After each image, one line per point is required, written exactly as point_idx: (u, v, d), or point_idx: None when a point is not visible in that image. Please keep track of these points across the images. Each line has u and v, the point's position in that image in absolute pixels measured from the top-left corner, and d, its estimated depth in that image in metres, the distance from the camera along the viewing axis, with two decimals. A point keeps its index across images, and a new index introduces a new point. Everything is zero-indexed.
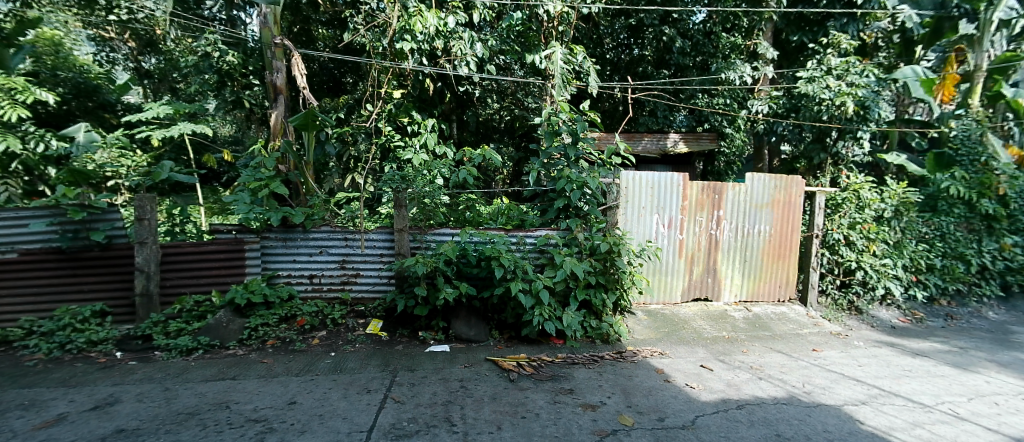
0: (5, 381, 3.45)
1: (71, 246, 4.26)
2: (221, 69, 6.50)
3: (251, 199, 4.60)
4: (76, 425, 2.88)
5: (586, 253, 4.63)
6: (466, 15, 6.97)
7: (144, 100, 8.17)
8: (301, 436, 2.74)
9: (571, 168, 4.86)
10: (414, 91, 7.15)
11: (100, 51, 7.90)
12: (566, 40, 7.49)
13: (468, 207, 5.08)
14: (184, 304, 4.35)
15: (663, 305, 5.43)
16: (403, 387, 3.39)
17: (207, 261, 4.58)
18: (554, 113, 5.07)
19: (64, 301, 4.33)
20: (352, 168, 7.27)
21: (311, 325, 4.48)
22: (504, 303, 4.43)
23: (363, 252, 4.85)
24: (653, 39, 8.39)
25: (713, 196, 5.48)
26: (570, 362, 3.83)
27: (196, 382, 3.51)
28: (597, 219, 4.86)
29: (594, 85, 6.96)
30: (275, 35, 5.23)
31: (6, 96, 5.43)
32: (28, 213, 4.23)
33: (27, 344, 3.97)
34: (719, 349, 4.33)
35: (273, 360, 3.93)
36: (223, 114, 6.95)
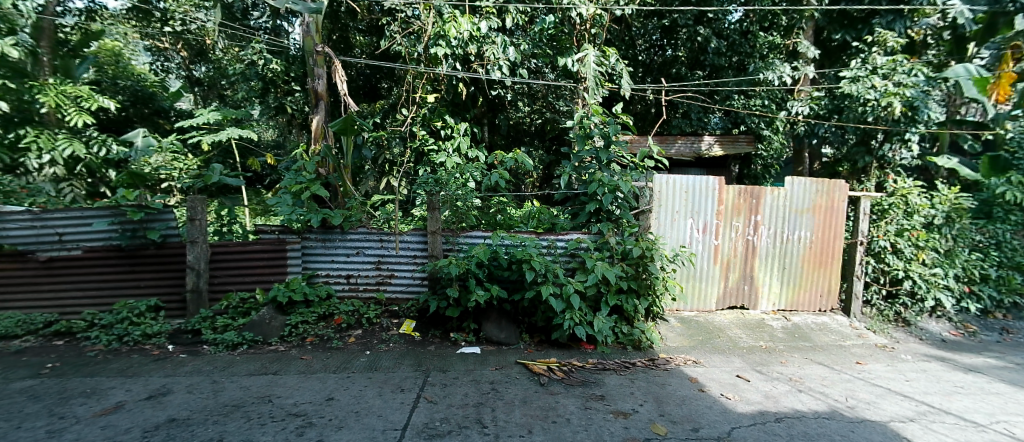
0: (70, 369, 3.70)
1: (129, 244, 4.54)
2: (265, 76, 6.78)
3: (293, 201, 4.81)
4: (133, 414, 3.07)
5: (618, 257, 4.58)
6: (499, 20, 7.04)
7: (195, 106, 8.61)
8: (339, 432, 2.83)
9: (603, 171, 4.84)
10: (448, 95, 7.27)
11: (156, 60, 8.38)
12: (598, 42, 7.52)
13: (500, 210, 5.17)
14: (231, 300, 4.57)
15: (696, 312, 5.35)
16: (436, 388, 3.46)
17: (252, 260, 4.79)
18: (587, 116, 5.10)
19: (121, 295, 4.62)
20: (387, 171, 7.46)
21: (347, 323, 4.62)
22: (535, 306, 4.45)
23: (397, 254, 4.96)
24: (687, 40, 8.22)
25: (750, 201, 5.35)
26: (601, 368, 3.81)
27: (241, 376, 3.67)
28: (630, 223, 4.81)
29: (628, 88, 6.90)
30: (316, 44, 5.47)
31: (73, 103, 5.78)
32: (91, 213, 4.52)
33: (89, 336, 4.25)
34: (755, 358, 4.22)
35: (312, 357, 4.08)
36: (267, 119, 7.25)
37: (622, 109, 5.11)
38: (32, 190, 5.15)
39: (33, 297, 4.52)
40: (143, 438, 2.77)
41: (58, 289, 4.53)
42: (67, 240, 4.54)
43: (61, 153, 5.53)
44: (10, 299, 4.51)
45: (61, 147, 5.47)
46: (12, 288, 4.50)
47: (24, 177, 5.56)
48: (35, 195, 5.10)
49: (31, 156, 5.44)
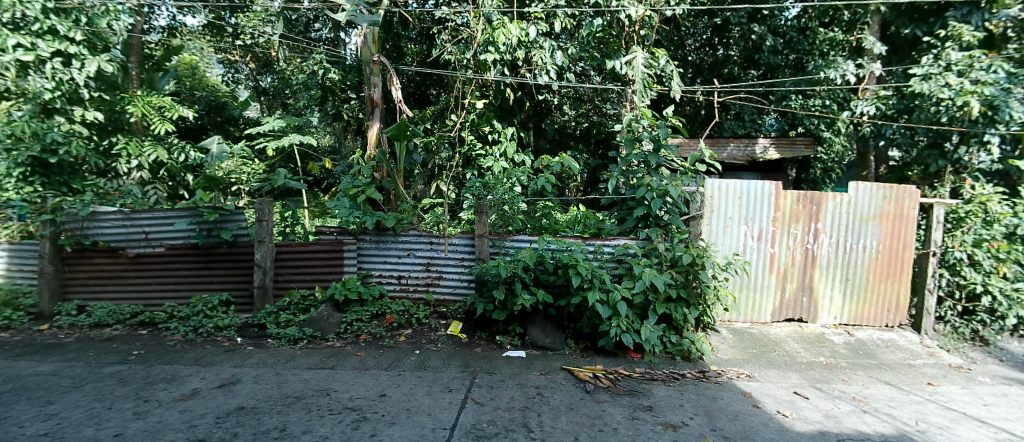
0: (152, 357, 4.05)
1: (205, 243, 4.90)
2: (324, 85, 7.16)
3: (350, 204, 5.04)
4: (207, 400, 3.32)
5: (667, 264, 4.49)
6: (547, 25, 7.08)
7: (261, 114, 9.21)
8: (391, 427, 2.95)
9: (651, 176, 4.74)
10: (496, 101, 7.39)
11: (228, 72, 9.12)
12: (647, 44, 7.45)
13: (545, 215, 5.21)
14: (293, 297, 4.85)
15: (750, 323, 5.18)
16: (482, 390, 3.53)
17: (312, 259, 5.05)
18: (635, 119, 5.01)
19: (197, 290, 5.01)
20: (437, 175, 7.67)
21: (398, 323, 4.80)
22: (581, 312, 4.44)
23: (446, 256, 5.10)
24: (741, 38, 8.09)
25: (810, 207, 5.12)
26: (649, 378, 3.76)
27: (302, 369, 3.90)
28: (679, 229, 4.70)
29: (679, 90, 6.72)
30: (373, 54, 5.77)
31: (157, 113, 6.33)
32: (173, 213, 4.91)
33: (169, 326, 4.64)
34: (814, 375, 4.03)
35: (365, 353, 4.26)
36: (325, 126, 7.64)
37: (672, 112, 5.00)
38: (123, 192, 5.69)
39: (123, 289, 4.99)
40: (216, 424, 3.00)
41: (144, 282, 4.98)
42: (153, 238, 4.97)
43: (147, 159, 6.01)
44: (103, 291, 4.99)
45: (146, 153, 5.95)
46: (106, 281, 4.99)
47: (116, 181, 6.14)
48: (126, 197, 5.62)
49: (122, 161, 5.89)
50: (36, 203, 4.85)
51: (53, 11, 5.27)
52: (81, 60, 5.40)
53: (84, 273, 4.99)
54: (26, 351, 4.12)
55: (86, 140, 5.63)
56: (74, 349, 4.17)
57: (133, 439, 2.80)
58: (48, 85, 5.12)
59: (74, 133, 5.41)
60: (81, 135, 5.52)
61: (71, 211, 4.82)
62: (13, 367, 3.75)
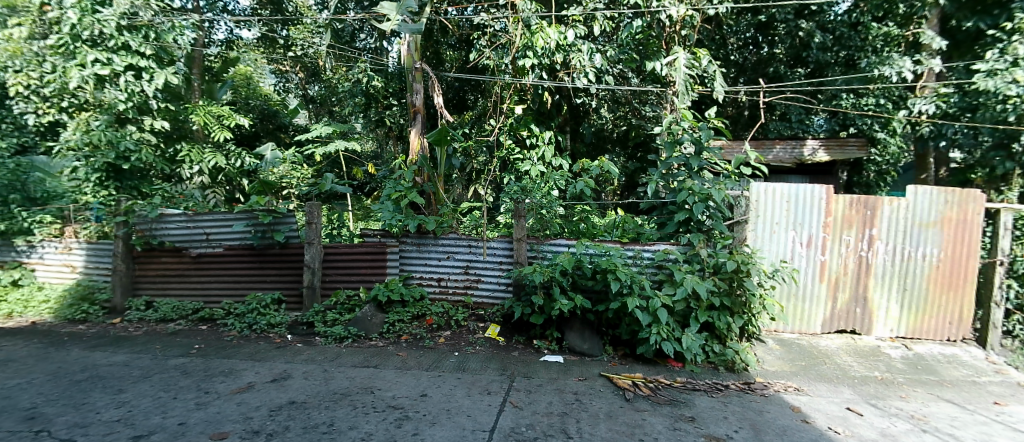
0: (211, 351, 4.31)
1: (259, 243, 5.17)
2: (368, 93, 7.41)
3: (394, 208, 5.23)
4: (261, 394, 3.51)
5: (710, 271, 4.38)
6: (586, 27, 7.04)
7: (310, 121, 9.65)
8: (432, 427, 3.02)
9: (693, 179, 4.65)
10: (534, 105, 7.40)
11: (279, 82, 9.62)
12: (689, 44, 7.30)
13: (583, 219, 5.19)
14: (339, 297, 5.06)
15: (799, 334, 5.00)
16: (521, 394, 3.56)
17: (358, 260, 5.25)
18: (675, 121, 4.91)
19: (251, 289, 5.28)
20: (475, 179, 7.77)
21: (438, 324, 4.92)
22: (620, 318, 4.41)
23: (485, 259, 5.17)
24: (787, 35, 7.87)
25: (864, 213, 4.89)
26: (691, 388, 3.69)
27: (347, 367, 4.05)
28: (722, 234, 4.57)
29: (721, 91, 6.57)
30: (416, 61, 5.96)
31: (217, 122, 6.75)
32: (232, 216, 5.19)
33: (226, 322, 4.93)
34: (868, 390, 3.84)
35: (407, 353, 4.38)
36: (368, 132, 7.89)
37: (714, 113, 4.89)
38: (187, 196, 6.09)
39: (185, 286, 5.33)
40: (269, 417, 3.16)
41: (204, 280, 5.30)
42: (213, 239, 5.26)
43: (207, 164, 6.42)
44: (168, 288, 5.36)
45: (207, 159, 6.36)
46: (171, 278, 5.35)
47: (179, 185, 6.57)
48: (190, 200, 6.04)
49: (185, 167, 6.32)
50: (112, 205, 5.34)
51: (127, 29, 5.70)
52: (150, 73, 5.86)
53: (151, 271, 5.37)
54: (101, 342, 4.47)
55: (154, 147, 6.08)
56: (143, 342, 4.49)
57: (196, 428, 2.99)
58: (122, 97, 5.56)
59: (144, 141, 5.87)
60: (150, 143, 5.97)
61: (142, 213, 5.22)
62: (90, 357, 4.08)
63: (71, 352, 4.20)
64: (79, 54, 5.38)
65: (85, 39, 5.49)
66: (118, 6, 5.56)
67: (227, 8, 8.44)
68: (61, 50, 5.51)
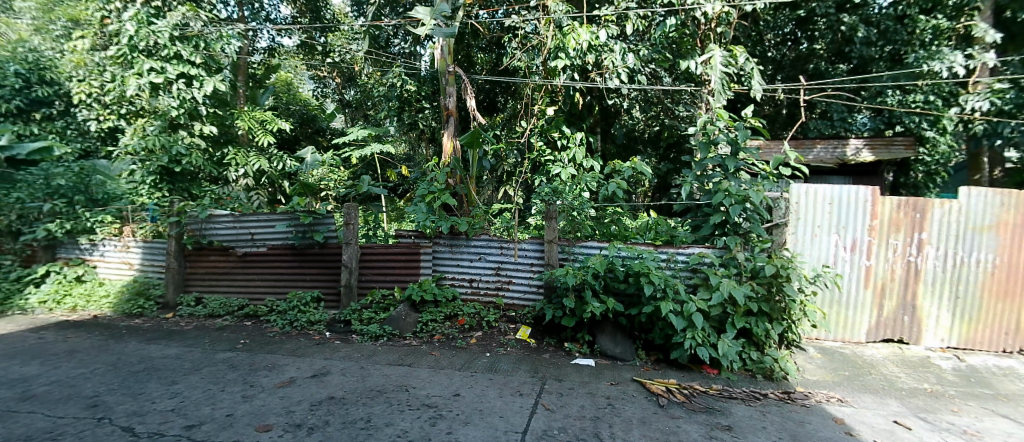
0: (256, 346, 4.52)
1: (300, 243, 5.37)
2: (402, 97, 7.59)
3: (427, 209, 5.30)
4: (303, 389, 3.65)
5: (747, 275, 4.27)
6: (618, 27, 6.97)
7: (346, 125, 9.95)
8: (466, 427, 3.08)
9: (729, 181, 4.53)
10: (565, 106, 7.37)
11: (318, 87, 9.97)
12: (725, 41, 7.11)
13: (615, 221, 5.17)
14: (374, 296, 5.21)
15: (842, 343, 4.84)
16: (552, 396, 3.57)
17: (393, 260, 5.38)
18: (711, 121, 4.80)
19: (292, 287, 5.49)
20: (506, 181, 7.84)
21: (470, 325, 5.01)
22: (653, 322, 4.36)
23: (516, 261, 5.20)
24: (828, 30, 7.53)
25: (913, 216, 4.68)
26: (727, 396, 3.62)
27: (383, 365, 4.17)
28: (761, 238, 4.44)
29: (760, 89, 6.34)
30: (449, 65, 6.08)
31: (260, 127, 7.17)
32: (274, 216, 5.42)
33: (269, 319, 5.16)
34: (917, 403, 3.68)
35: (440, 353, 4.46)
36: (401, 135, 8.05)
37: (751, 113, 4.77)
38: (233, 198, 6.41)
39: (231, 284, 5.59)
40: (310, 411, 3.28)
41: (248, 278, 5.54)
42: (257, 238, 5.50)
43: (252, 168, 6.74)
44: (215, 285, 5.62)
45: (252, 162, 6.68)
46: (219, 276, 5.61)
47: (226, 187, 6.91)
48: (237, 201, 6.35)
49: (232, 169, 6.65)
50: (166, 206, 5.64)
51: (179, 39, 6.00)
52: (200, 81, 6.14)
53: (200, 269, 5.65)
54: (155, 335, 4.75)
55: (203, 152, 6.42)
56: (193, 336, 4.74)
57: (242, 420, 3.14)
58: (175, 104, 5.87)
59: (195, 145, 6.22)
60: (200, 147, 6.32)
61: (193, 214, 5.51)
62: (146, 350, 4.34)
63: (129, 344, 4.48)
64: (137, 64, 5.72)
65: (141, 49, 5.83)
66: (171, 18, 5.88)
67: (269, 17, 8.80)
68: (120, 60, 5.88)
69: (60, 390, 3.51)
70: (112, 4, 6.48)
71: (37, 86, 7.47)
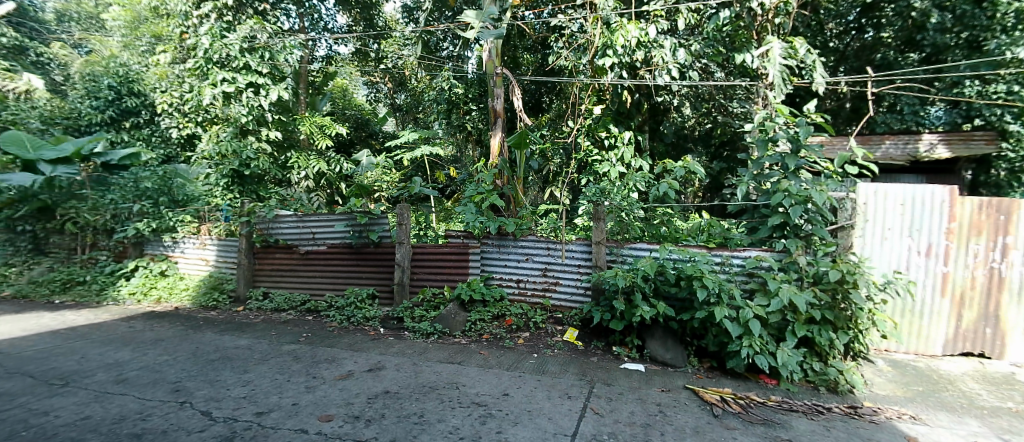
0: (317, 339, 4.79)
1: (357, 242, 5.63)
2: (451, 100, 7.81)
3: (476, 210, 5.40)
4: (360, 382, 3.83)
5: (809, 281, 4.08)
6: (668, 22, 6.79)
7: (397, 128, 10.34)
8: (515, 427, 3.13)
9: (789, 180, 4.31)
10: (613, 105, 7.19)
11: (372, 93, 10.43)
12: (783, 32, 6.76)
13: (665, 222, 5.08)
14: (425, 295, 5.39)
15: (915, 356, 4.54)
16: (602, 400, 3.57)
17: (443, 260, 5.53)
18: (769, 118, 4.61)
19: (349, 284, 5.75)
20: (551, 181, 7.88)
21: (517, 325, 5.07)
22: (706, 328, 4.25)
23: (563, 262, 5.20)
24: (898, 16, 7.09)
25: (996, 218, 4.33)
26: (787, 408, 3.49)
27: (434, 362, 4.30)
28: (824, 241, 4.22)
29: (823, 82, 6.01)
30: (496, 67, 6.17)
31: (320, 131, 7.64)
32: (332, 216, 5.70)
33: (329, 314, 5.46)
34: (1001, 423, 3.39)
35: (488, 352, 4.55)
36: (449, 136, 8.23)
37: (813, 108, 4.54)
38: (296, 198, 6.82)
39: (294, 280, 5.93)
40: (367, 404, 3.44)
41: (309, 274, 5.87)
42: (318, 238, 5.80)
43: (313, 170, 7.22)
44: (280, 281, 5.99)
45: (312, 165, 7.17)
46: (283, 273, 5.98)
47: (289, 189, 7.37)
48: (299, 202, 6.74)
49: (295, 172, 7.16)
50: (238, 207, 6.05)
51: (247, 51, 6.41)
52: (267, 89, 6.57)
53: (267, 265, 6.04)
54: (228, 327, 5.13)
55: (269, 156, 6.90)
56: (261, 329, 5.08)
57: (306, 409, 3.34)
58: (245, 112, 6.32)
59: (262, 150, 6.67)
60: (266, 152, 6.78)
61: (261, 214, 5.90)
62: (220, 340, 4.70)
63: (206, 334, 4.86)
64: (212, 75, 6.20)
65: (214, 61, 6.29)
66: (240, 31, 6.28)
67: (327, 27, 9.24)
68: (197, 72, 6.39)
69: (148, 374, 3.86)
70: (190, 20, 7.20)
71: (127, 97, 8.29)
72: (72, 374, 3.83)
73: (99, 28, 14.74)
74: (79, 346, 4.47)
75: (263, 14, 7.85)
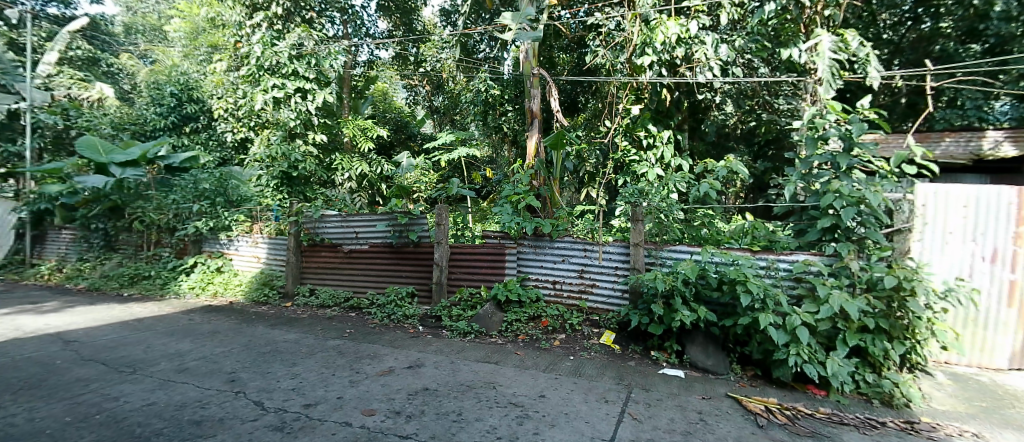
0: (360, 336, 4.97)
1: (397, 242, 5.78)
2: (487, 101, 7.88)
3: (512, 211, 5.45)
4: (401, 378, 3.95)
5: (862, 287, 3.90)
6: (710, 17, 6.61)
7: (435, 130, 10.56)
8: (552, 429, 3.15)
9: (841, 180, 4.12)
10: (652, 104, 7.05)
11: (410, 96, 10.70)
12: (834, 24, 6.45)
13: (706, 224, 4.97)
14: (463, 294, 5.48)
15: (978, 369, 4.26)
16: (640, 406, 3.54)
17: (480, 260, 5.61)
18: (819, 115, 4.42)
19: (389, 282, 5.93)
20: (588, 182, 7.84)
21: (553, 327, 5.08)
22: (750, 335, 4.14)
23: (600, 264, 5.17)
24: (959, 5, 6.65)
25: None
26: (837, 421, 3.35)
27: (471, 361, 4.37)
28: (879, 246, 4.01)
29: (878, 77, 5.70)
30: (534, 68, 6.19)
31: (362, 133, 8.07)
32: (375, 217, 5.87)
33: (370, 311, 5.65)
34: None
35: (525, 353, 4.59)
36: (485, 138, 8.31)
37: (868, 104, 4.32)
38: (339, 199, 7.08)
39: (338, 277, 6.16)
40: (408, 400, 3.54)
41: (352, 272, 6.08)
42: (361, 237, 6.01)
43: (355, 171, 7.55)
44: (325, 278, 6.23)
45: (354, 167, 7.54)
46: (328, 270, 6.22)
47: (333, 189, 7.66)
48: (343, 202, 6.99)
49: (339, 173, 7.50)
50: (287, 207, 6.35)
51: (296, 58, 6.70)
52: (313, 94, 6.86)
53: (313, 263, 6.30)
54: (277, 321, 5.40)
55: (315, 158, 7.21)
56: (307, 324, 5.31)
57: (350, 403, 3.47)
58: (293, 116, 6.63)
59: (309, 152, 6.97)
60: (313, 154, 7.10)
61: (308, 214, 6.17)
62: (271, 334, 4.95)
63: (257, 328, 5.12)
64: (264, 82, 6.52)
65: (266, 68, 6.60)
66: (290, 39, 6.57)
67: (368, 33, 9.54)
68: (250, 79, 6.73)
69: (206, 365, 4.12)
70: (244, 29, 7.75)
71: (187, 104, 8.85)
72: (139, 362, 4.14)
73: (161, 40, 15.84)
74: (145, 337, 4.81)
75: (310, 22, 8.20)
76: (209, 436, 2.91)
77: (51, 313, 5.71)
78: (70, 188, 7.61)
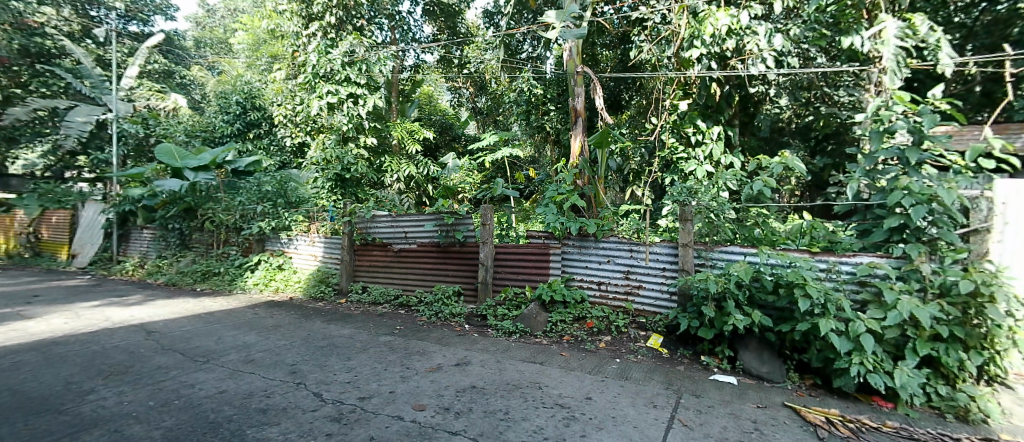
0: (410, 332, 5.14)
1: (444, 241, 5.94)
2: (530, 100, 7.92)
3: (557, 210, 5.46)
4: (449, 375, 4.06)
5: (934, 293, 3.64)
6: (762, 7, 6.34)
7: (479, 131, 10.73)
8: (600, 432, 3.15)
9: (911, 176, 3.85)
10: (700, 99, 6.86)
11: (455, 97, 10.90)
12: (901, 9, 6.03)
13: (759, 224, 4.77)
14: (508, 293, 5.56)
15: None
16: (690, 412, 3.47)
17: (524, 260, 5.65)
18: (885, 106, 4.15)
19: (436, 281, 6.09)
20: (633, 180, 7.72)
21: (598, 328, 5.05)
22: (809, 342, 3.97)
23: (647, 265, 5.10)
24: None
25: None
26: (906, 436, 3.16)
27: (517, 360, 4.43)
28: (953, 248, 3.73)
29: (951, 64, 5.32)
30: (578, 66, 6.14)
31: (410, 136, 8.34)
32: (424, 216, 6.09)
33: (419, 309, 5.83)
34: None
35: (570, 354, 4.60)
36: (528, 137, 8.36)
37: (940, 94, 4.02)
38: (389, 199, 7.34)
39: (389, 276, 6.38)
40: (456, 397, 3.64)
41: (401, 271, 6.29)
42: (410, 236, 6.23)
43: (404, 172, 7.85)
44: (376, 276, 6.48)
45: (402, 168, 7.81)
46: (379, 269, 6.46)
47: (383, 190, 7.94)
48: (391, 203, 7.24)
49: (388, 175, 7.78)
50: (342, 207, 6.66)
51: (347, 64, 7.00)
52: (364, 99, 7.16)
53: (365, 261, 6.56)
54: (333, 317, 5.68)
55: (366, 160, 7.50)
56: (360, 321, 5.56)
57: (402, 398, 3.60)
58: (346, 120, 6.98)
59: (360, 155, 7.26)
60: (364, 156, 7.40)
61: (362, 214, 6.50)
62: (327, 329, 5.21)
63: (315, 323, 5.41)
64: (319, 88, 6.87)
65: (320, 75, 6.95)
66: (342, 47, 6.87)
67: (415, 37, 9.81)
68: (306, 86, 7.11)
69: (270, 357, 4.39)
70: (301, 39, 8.20)
71: (250, 111, 9.45)
72: (211, 353, 4.47)
73: (226, 51, 16.94)
74: (216, 329, 5.19)
75: (360, 29, 8.51)
76: (275, 424, 3.11)
77: (135, 306, 6.27)
78: (150, 192, 8.32)
